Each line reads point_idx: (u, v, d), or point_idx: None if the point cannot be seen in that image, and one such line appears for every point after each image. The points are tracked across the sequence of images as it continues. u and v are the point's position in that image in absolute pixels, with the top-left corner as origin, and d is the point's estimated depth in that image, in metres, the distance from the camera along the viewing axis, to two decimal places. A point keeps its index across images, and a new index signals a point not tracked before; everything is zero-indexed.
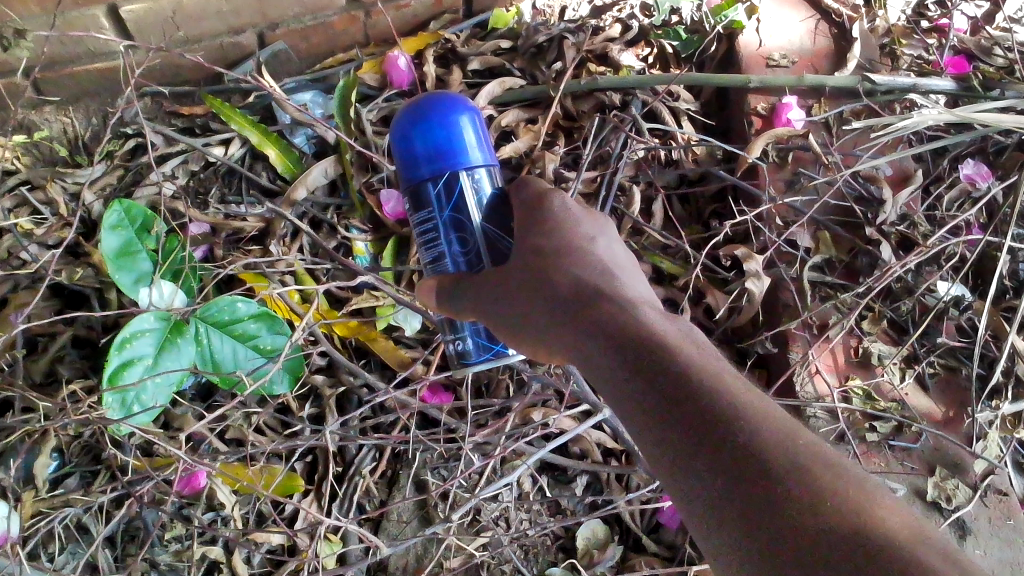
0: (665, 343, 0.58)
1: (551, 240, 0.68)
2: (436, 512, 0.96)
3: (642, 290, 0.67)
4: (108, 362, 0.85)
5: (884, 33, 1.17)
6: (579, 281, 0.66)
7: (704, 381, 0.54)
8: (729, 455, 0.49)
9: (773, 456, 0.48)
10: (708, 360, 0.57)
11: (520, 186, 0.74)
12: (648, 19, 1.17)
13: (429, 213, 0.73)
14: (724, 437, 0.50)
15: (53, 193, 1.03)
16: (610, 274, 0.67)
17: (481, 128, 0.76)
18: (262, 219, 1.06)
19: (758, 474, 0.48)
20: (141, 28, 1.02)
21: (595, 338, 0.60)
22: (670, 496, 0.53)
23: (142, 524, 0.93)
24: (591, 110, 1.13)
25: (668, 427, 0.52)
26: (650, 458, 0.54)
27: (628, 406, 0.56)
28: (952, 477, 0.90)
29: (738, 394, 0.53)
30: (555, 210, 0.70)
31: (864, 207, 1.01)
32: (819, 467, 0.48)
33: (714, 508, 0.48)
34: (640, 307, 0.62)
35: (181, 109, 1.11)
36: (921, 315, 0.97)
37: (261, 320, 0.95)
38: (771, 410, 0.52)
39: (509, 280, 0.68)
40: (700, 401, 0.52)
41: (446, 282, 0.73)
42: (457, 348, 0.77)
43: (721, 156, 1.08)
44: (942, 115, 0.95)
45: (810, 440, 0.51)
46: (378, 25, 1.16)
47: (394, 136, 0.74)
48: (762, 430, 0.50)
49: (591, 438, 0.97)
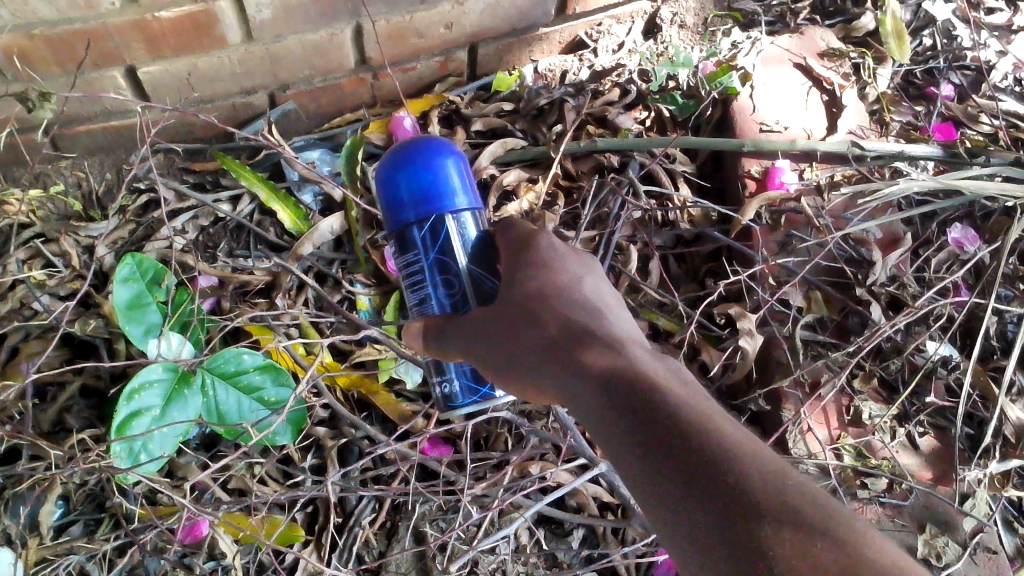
0: (653, 383, 0.60)
1: (540, 282, 0.71)
2: (434, 564, 0.97)
3: (629, 330, 0.69)
4: (116, 412, 0.87)
5: (874, 100, 1.21)
6: (570, 323, 0.68)
7: (694, 423, 0.56)
8: (721, 495, 0.51)
9: (765, 495, 0.50)
10: (694, 399, 0.59)
11: (504, 227, 0.77)
12: (646, 84, 1.22)
13: (415, 255, 0.76)
14: (716, 476, 0.52)
15: (65, 246, 1.06)
16: (599, 315, 0.69)
17: (465, 172, 0.79)
18: (268, 273, 1.09)
19: (751, 514, 0.50)
20: (158, 89, 1.06)
21: (588, 382, 0.63)
22: (664, 535, 0.54)
23: (143, 573, 0.94)
24: (590, 170, 1.17)
25: (661, 467, 0.54)
26: (642, 497, 0.56)
27: (619, 447, 0.58)
28: (942, 534, 0.91)
29: (727, 433, 0.55)
30: (543, 251, 0.72)
31: (855, 268, 1.05)
32: (810, 506, 0.50)
33: (711, 548, 0.50)
34: (629, 349, 0.64)
35: (193, 165, 1.14)
36: (911, 374, 0.99)
37: (266, 371, 0.97)
38: (759, 448, 0.55)
39: (498, 321, 0.70)
40: (691, 441, 0.54)
41: (432, 323, 0.74)
42: (443, 390, 0.79)
43: (716, 217, 1.12)
44: (927, 183, 0.98)
45: (797, 479, 0.53)
46: (384, 86, 1.20)
47: (381, 181, 0.77)
48: (753, 470, 0.52)
49: (588, 492, 0.99)
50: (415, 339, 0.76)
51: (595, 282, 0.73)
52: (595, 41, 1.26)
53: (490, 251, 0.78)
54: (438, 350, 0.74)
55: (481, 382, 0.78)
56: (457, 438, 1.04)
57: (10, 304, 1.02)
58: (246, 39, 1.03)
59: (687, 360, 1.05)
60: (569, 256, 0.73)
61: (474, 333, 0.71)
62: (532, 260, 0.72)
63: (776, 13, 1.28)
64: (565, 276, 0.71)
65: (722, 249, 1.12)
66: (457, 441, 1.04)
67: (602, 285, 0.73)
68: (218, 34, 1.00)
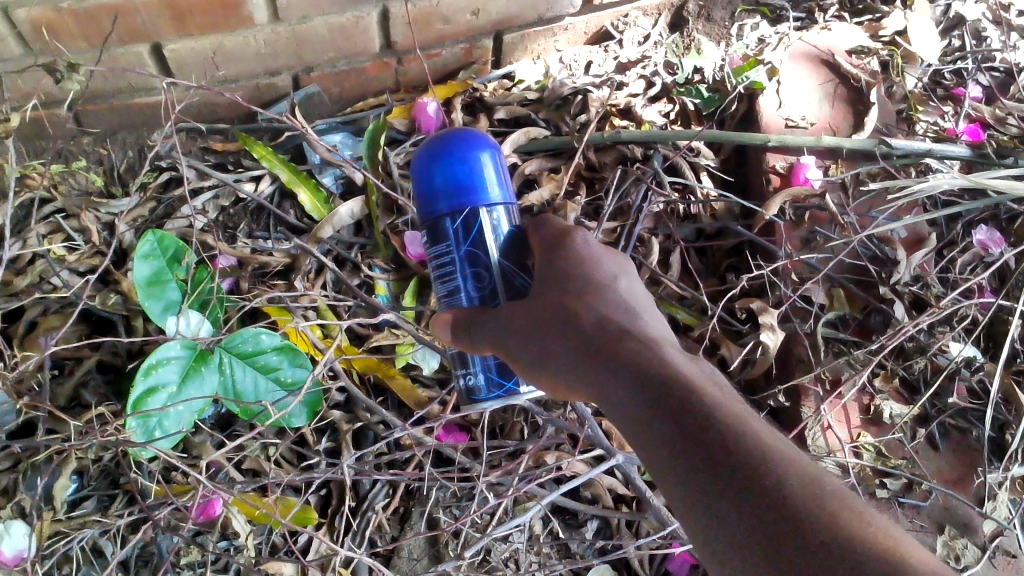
0: (689, 381, 0.59)
1: (574, 278, 0.70)
2: (447, 550, 0.97)
3: (662, 330, 0.69)
4: (133, 388, 0.87)
5: (901, 99, 1.19)
6: (604, 319, 0.67)
7: (731, 423, 0.55)
8: (759, 495, 0.51)
9: (804, 500, 0.50)
10: (729, 400, 0.59)
11: (538, 225, 0.76)
12: (671, 77, 1.21)
13: (446, 247, 0.75)
14: (754, 476, 0.51)
15: (86, 222, 1.05)
16: (632, 313, 0.69)
17: (500, 165, 0.78)
18: (288, 255, 1.09)
19: (788, 516, 0.49)
20: (184, 67, 1.06)
21: (620, 376, 0.62)
22: (694, 534, 0.54)
23: (156, 550, 0.93)
24: (613, 161, 1.16)
25: (695, 466, 0.54)
26: (674, 495, 0.56)
27: (651, 444, 0.58)
28: (961, 536, 0.91)
29: (763, 436, 0.54)
30: (578, 247, 0.72)
31: (878, 267, 1.04)
32: (849, 514, 0.50)
33: (746, 549, 0.50)
34: (663, 347, 0.64)
35: (215, 145, 1.14)
36: (933, 375, 0.98)
37: (284, 353, 0.97)
38: (794, 453, 0.54)
39: (529, 314, 0.70)
40: (727, 441, 0.54)
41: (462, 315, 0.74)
42: (467, 383, 0.78)
43: (739, 211, 1.11)
44: (957, 180, 0.97)
45: (834, 486, 0.52)
46: (409, 72, 1.19)
47: (416, 170, 0.76)
48: (790, 472, 0.52)
49: (603, 483, 0.98)
50: (444, 331, 0.75)
51: (628, 281, 0.72)
52: (621, 32, 1.25)
53: (522, 247, 0.77)
54: (466, 341, 0.73)
55: (503, 376, 0.77)
56: (472, 426, 1.03)
57: (30, 278, 1.02)
58: (272, 19, 1.03)
59: (707, 354, 1.04)
60: (604, 254, 0.73)
61: (505, 325, 0.70)
62: (567, 255, 0.71)
63: (805, 9, 1.27)
64: (599, 273, 0.71)
65: (744, 244, 1.11)
66: (472, 429, 1.03)
67: (635, 285, 0.73)
68: (245, 13, 1.00)
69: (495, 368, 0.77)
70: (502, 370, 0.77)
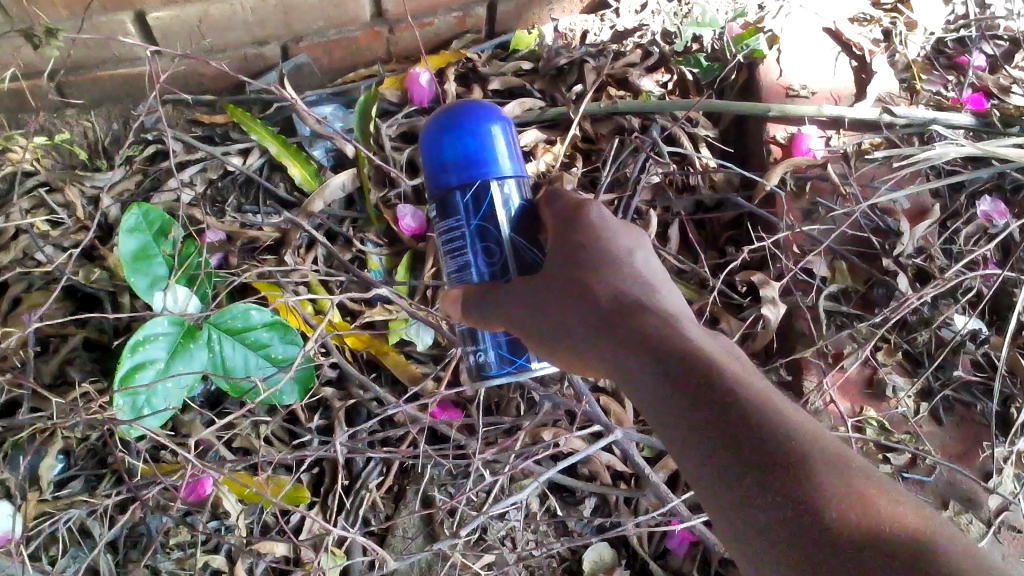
0: (709, 357, 0.57)
1: (589, 251, 0.68)
2: (442, 528, 0.95)
3: (680, 303, 0.67)
4: (120, 364, 0.84)
5: (904, 68, 1.16)
6: (620, 293, 0.65)
7: (754, 399, 0.53)
8: (782, 477, 0.49)
9: (828, 482, 0.48)
10: (751, 377, 0.57)
11: (550, 198, 0.74)
12: (669, 46, 1.18)
13: (457, 221, 0.73)
14: (777, 456, 0.50)
15: (70, 196, 1.03)
16: (650, 287, 0.66)
17: (511, 139, 0.76)
18: (277, 230, 1.07)
19: (811, 497, 0.48)
20: (168, 35, 1.03)
21: (637, 351, 0.60)
22: (714, 516, 0.52)
23: (145, 530, 0.92)
24: (611, 133, 1.13)
25: (716, 448, 0.52)
26: (692, 474, 0.54)
27: (671, 423, 0.55)
28: (966, 511, 0.90)
29: (787, 415, 0.52)
30: (593, 220, 0.70)
31: (881, 239, 1.01)
32: (876, 499, 0.48)
33: (767, 534, 0.48)
34: (682, 322, 0.62)
35: (201, 117, 1.11)
36: (938, 348, 0.96)
37: (274, 329, 0.94)
38: (822, 433, 0.52)
39: (543, 289, 0.67)
40: (751, 418, 0.52)
41: (473, 292, 0.72)
42: (477, 359, 0.77)
43: (739, 183, 1.09)
44: (964, 149, 0.95)
45: (861, 466, 0.51)
46: (400, 41, 1.16)
47: (425, 145, 0.74)
48: (815, 453, 0.50)
49: (601, 460, 0.97)
50: (455, 307, 0.73)
51: (645, 254, 0.70)
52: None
53: (534, 222, 0.75)
54: (477, 319, 0.71)
55: (513, 354, 0.76)
56: (468, 402, 1.02)
57: (13, 254, 1.00)
58: None
59: (706, 328, 1.02)
60: (619, 226, 0.71)
61: (517, 300, 0.68)
62: (582, 227, 0.69)
63: None
64: (616, 245, 0.68)
65: (744, 216, 1.09)
66: (467, 406, 1.02)
67: (652, 257, 0.70)
68: None
69: (508, 345, 0.76)
70: (512, 348, 0.76)
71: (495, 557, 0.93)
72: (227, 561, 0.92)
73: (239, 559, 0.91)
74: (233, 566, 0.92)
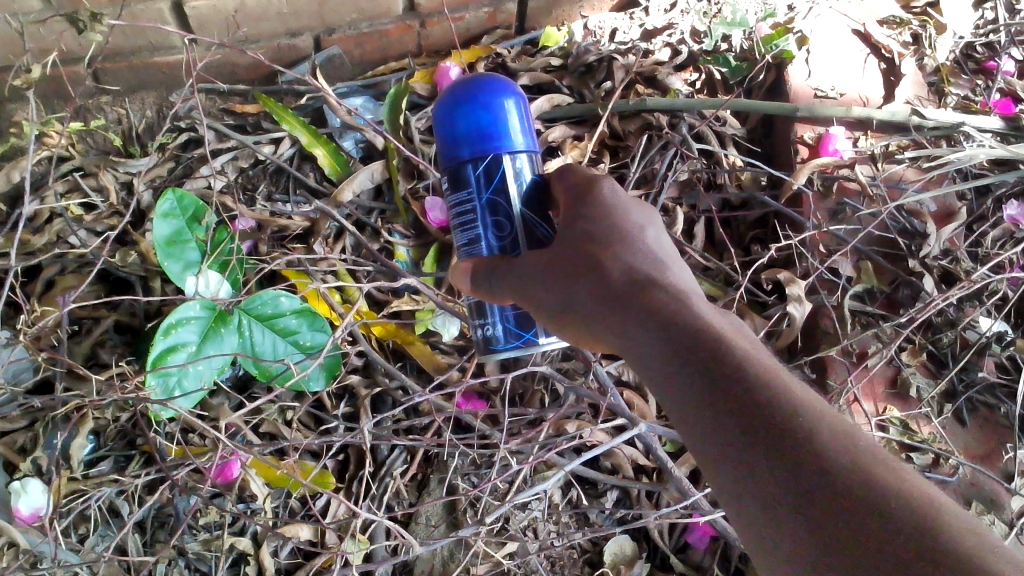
0: (717, 333, 0.58)
1: (601, 226, 0.69)
2: (465, 517, 0.96)
3: (689, 281, 0.67)
4: (153, 346, 0.85)
5: (932, 71, 1.17)
6: (632, 269, 0.66)
7: (760, 375, 0.54)
8: (787, 448, 0.50)
9: (834, 453, 0.49)
10: (758, 353, 0.58)
11: (563, 173, 0.75)
12: (698, 45, 1.19)
13: (468, 194, 0.73)
14: (782, 428, 0.50)
15: (104, 180, 1.05)
16: (660, 264, 0.67)
17: (524, 113, 0.76)
18: (307, 219, 1.08)
19: (816, 469, 0.48)
20: (204, 24, 1.05)
21: (647, 328, 0.61)
22: (721, 488, 0.53)
23: (172, 511, 0.93)
24: (638, 130, 1.14)
25: (726, 420, 0.53)
26: (700, 448, 0.55)
27: (678, 397, 0.57)
28: (989, 512, 0.90)
29: (792, 388, 0.53)
30: (604, 195, 0.70)
31: (907, 240, 1.02)
32: (881, 469, 0.48)
33: (774, 505, 0.49)
34: (691, 299, 0.62)
35: (234, 106, 1.12)
36: (963, 349, 0.96)
37: (303, 316, 0.96)
38: (827, 407, 0.53)
39: (556, 263, 0.68)
40: (756, 394, 0.53)
41: (484, 266, 0.73)
42: (486, 333, 0.78)
43: (765, 182, 1.10)
44: (996, 150, 0.96)
45: (869, 441, 0.51)
46: (432, 35, 1.17)
47: (437, 118, 0.74)
48: (819, 425, 0.50)
49: (623, 453, 0.97)
50: (463, 280, 0.75)
51: (657, 231, 0.71)
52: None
53: (544, 196, 0.76)
54: (489, 293, 0.72)
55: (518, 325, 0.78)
56: (492, 394, 1.03)
57: (48, 237, 1.01)
58: None
59: None
60: (632, 202, 0.71)
61: (529, 275, 0.69)
62: (594, 203, 0.70)
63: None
64: (628, 221, 0.69)
65: (770, 215, 1.10)
66: (491, 397, 1.03)
67: (664, 234, 0.71)
68: None
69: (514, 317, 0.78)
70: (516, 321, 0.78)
71: (517, 546, 0.94)
72: (253, 543, 0.93)
73: (265, 541, 0.92)
74: (258, 549, 0.93)
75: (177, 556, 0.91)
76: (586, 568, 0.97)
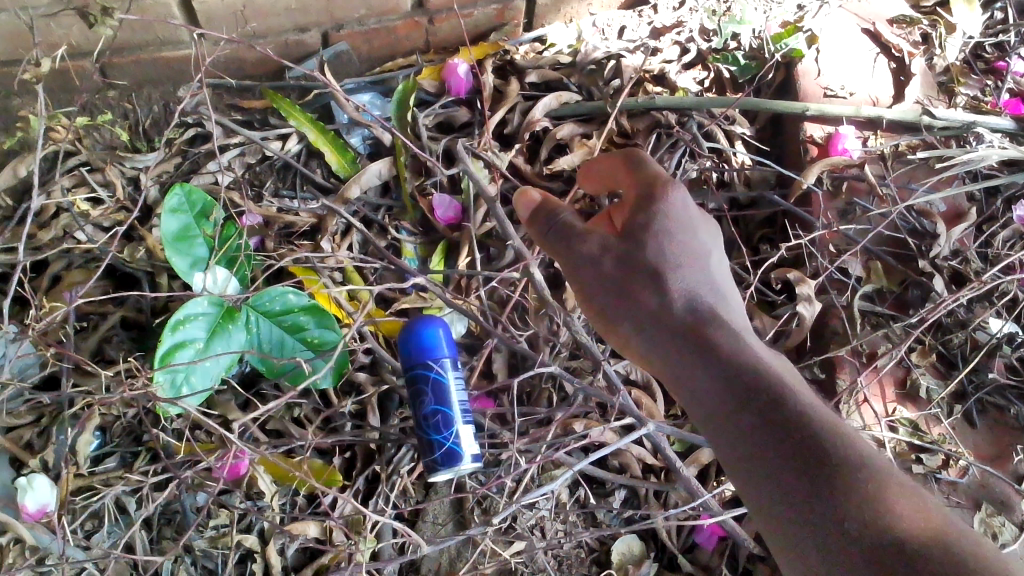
0: (775, 375, 0.65)
1: (674, 249, 0.75)
2: (473, 515, 0.96)
3: (742, 318, 0.76)
4: (161, 343, 0.85)
5: (942, 71, 1.16)
6: (694, 301, 0.73)
7: (811, 415, 0.62)
8: (827, 471, 0.58)
9: (862, 476, 0.58)
10: (807, 393, 0.65)
11: (628, 159, 0.79)
12: (707, 43, 1.18)
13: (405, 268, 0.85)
14: (825, 458, 0.59)
15: (110, 175, 1.04)
16: (718, 297, 0.75)
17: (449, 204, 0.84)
18: (314, 216, 1.08)
19: (856, 493, 0.57)
20: (212, 19, 1.04)
21: (707, 366, 0.68)
22: (755, 501, 0.62)
23: (179, 508, 0.93)
24: (647, 128, 1.13)
25: (773, 445, 0.61)
26: (736, 466, 0.63)
27: (733, 429, 0.64)
28: (999, 514, 0.89)
29: (835, 427, 0.61)
30: (677, 205, 0.75)
31: (917, 241, 1.01)
32: (899, 497, 0.57)
33: (811, 520, 0.57)
34: (746, 339, 0.70)
35: (242, 102, 1.12)
36: (973, 350, 0.96)
37: (311, 313, 0.95)
38: (869, 447, 0.61)
39: (620, 280, 0.74)
40: (805, 431, 0.61)
41: (547, 211, 0.77)
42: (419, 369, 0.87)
43: (775, 181, 1.09)
44: (1007, 151, 0.96)
45: (893, 474, 0.60)
46: (439, 32, 1.17)
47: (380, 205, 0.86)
48: (855, 457, 0.59)
49: (631, 452, 0.97)
50: (523, 212, 0.78)
51: (716, 261, 0.78)
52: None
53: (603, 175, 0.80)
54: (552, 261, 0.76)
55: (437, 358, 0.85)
56: (499, 392, 1.02)
57: (54, 233, 1.01)
58: None
59: None
60: (700, 221, 0.78)
61: (595, 282, 0.75)
62: (665, 212, 0.74)
63: None
64: (692, 243, 0.76)
65: (779, 214, 1.09)
66: (499, 395, 1.02)
67: (723, 265, 0.79)
68: None
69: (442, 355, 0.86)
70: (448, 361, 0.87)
71: (525, 545, 0.94)
72: (260, 540, 0.93)
73: (272, 539, 0.92)
74: (266, 547, 0.93)
75: (184, 553, 0.91)
76: (593, 567, 0.96)
